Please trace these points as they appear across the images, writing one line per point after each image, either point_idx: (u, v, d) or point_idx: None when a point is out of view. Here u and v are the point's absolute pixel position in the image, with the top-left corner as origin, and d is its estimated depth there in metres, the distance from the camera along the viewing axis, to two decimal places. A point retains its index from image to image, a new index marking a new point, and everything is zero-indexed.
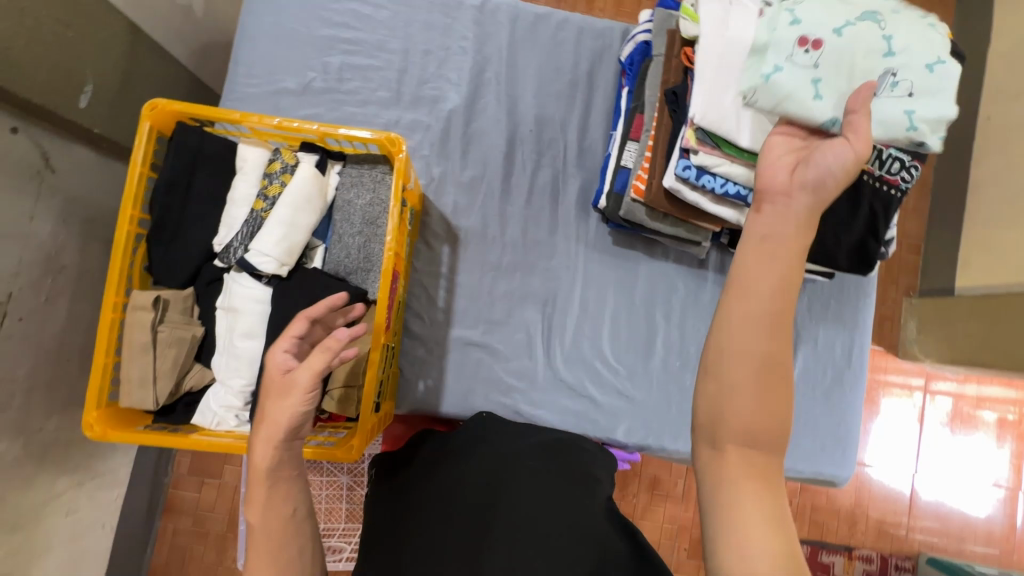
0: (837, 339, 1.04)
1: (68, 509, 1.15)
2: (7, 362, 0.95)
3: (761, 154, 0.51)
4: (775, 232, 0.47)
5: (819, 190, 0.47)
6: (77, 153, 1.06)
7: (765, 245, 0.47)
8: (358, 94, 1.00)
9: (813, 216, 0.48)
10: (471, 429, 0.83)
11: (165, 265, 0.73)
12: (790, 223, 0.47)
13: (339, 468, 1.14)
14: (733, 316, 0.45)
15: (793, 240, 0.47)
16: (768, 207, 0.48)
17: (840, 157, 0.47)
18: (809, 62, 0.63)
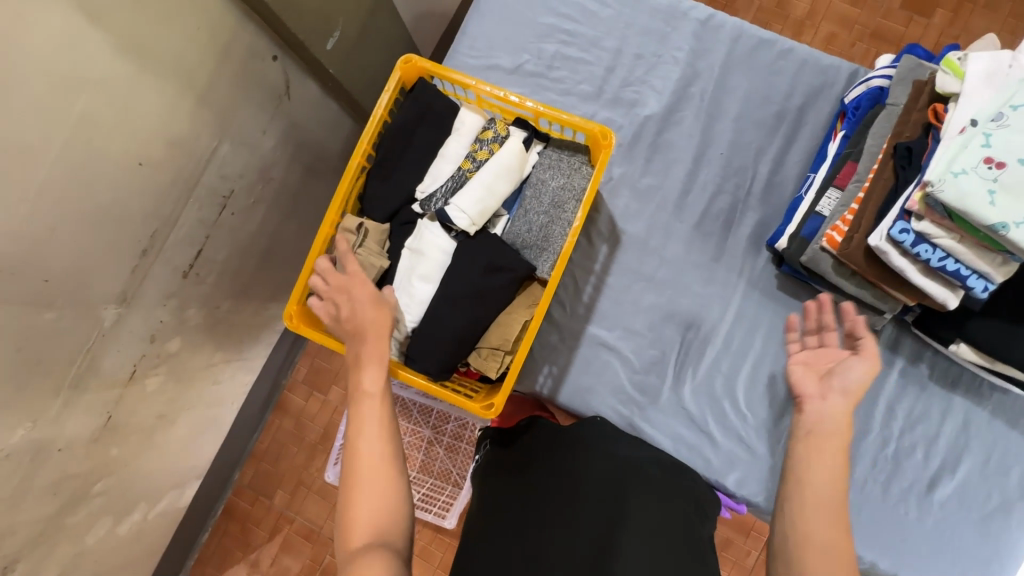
0: (1016, 464, 0.90)
1: (216, 379, 1.35)
2: (213, 244, 1.13)
3: (800, 374, 0.77)
4: (825, 424, 0.71)
5: (847, 394, 0.73)
6: (308, 86, 1.22)
7: (813, 441, 0.70)
8: (563, 83, 1.04)
9: (847, 413, 0.72)
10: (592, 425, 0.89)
11: (376, 198, 0.83)
12: (830, 421, 0.71)
13: (426, 421, 1.31)
14: (805, 513, 0.65)
15: (833, 436, 0.70)
16: (811, 407, 0.73)
17: (858, 373, 0.73)
18: (987, 176, 0.63)
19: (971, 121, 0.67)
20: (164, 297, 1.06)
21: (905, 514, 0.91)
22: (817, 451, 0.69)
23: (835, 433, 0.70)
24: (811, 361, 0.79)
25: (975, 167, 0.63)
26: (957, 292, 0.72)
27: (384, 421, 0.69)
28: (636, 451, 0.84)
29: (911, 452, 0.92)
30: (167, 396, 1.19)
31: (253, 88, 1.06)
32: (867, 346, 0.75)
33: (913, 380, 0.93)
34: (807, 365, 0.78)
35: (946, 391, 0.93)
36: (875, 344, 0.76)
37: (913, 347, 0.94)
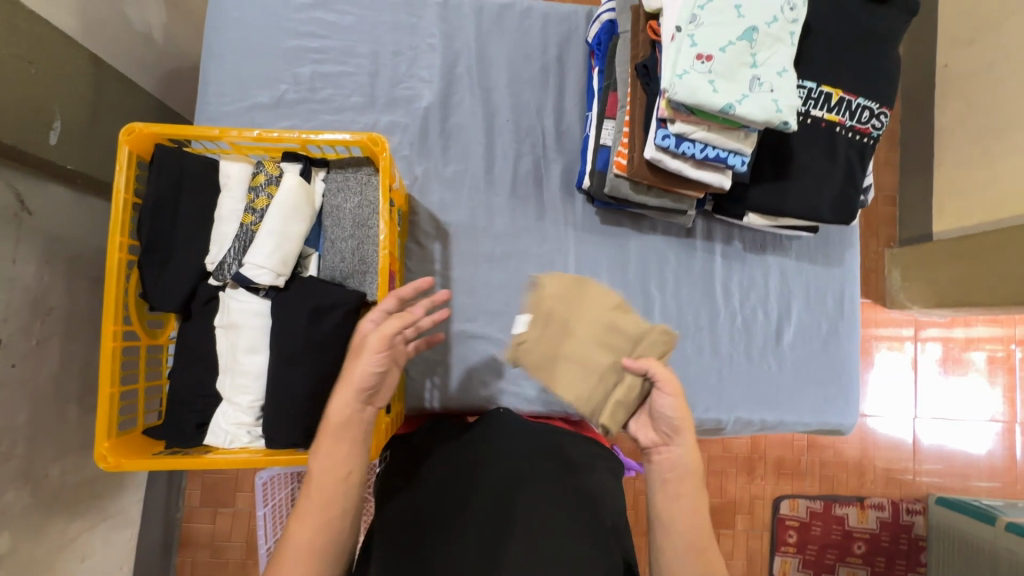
0: (828, 290, 1.07)
1: (83, 553, 1.13)
2: (5, 410, 0.94)
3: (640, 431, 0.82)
4: (677, 467, 0.75)
5: (674, 432, 0.75)
6: (51, 192, 1.04)
7: (667, 486, 0.74)
8: (332, 101, 1.00)
9: (690, 449, 0.75)
10: (484, 424, 0.84)
11: (159, 289, 0.73)
12: (679, 467, 0.75)
13: None
14: (672, 518, 0.72)
15: (686, 463, 0.75)
16: (660, 456, 0.77)
17: (670, 408, 0.75)
18: (702, 70, 0.71)
19: (676, 28, 0.74)
20: None
21: (769, 368, 1.03)
22: (681, 497, 0.74)
23: (682, 481, 0.74)
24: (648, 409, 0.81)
25: (691, 64, 0.71)
26: (726, 173, 0.82)
27: (346, 463, 0.63)
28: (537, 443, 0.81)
29: (754, 316, 1.05)
30: None
31: None
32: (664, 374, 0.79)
33: (734, 257, 1.06)
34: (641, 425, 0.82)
35: (760, 255, 1.06)
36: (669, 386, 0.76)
37: (723, 229, 1.06)
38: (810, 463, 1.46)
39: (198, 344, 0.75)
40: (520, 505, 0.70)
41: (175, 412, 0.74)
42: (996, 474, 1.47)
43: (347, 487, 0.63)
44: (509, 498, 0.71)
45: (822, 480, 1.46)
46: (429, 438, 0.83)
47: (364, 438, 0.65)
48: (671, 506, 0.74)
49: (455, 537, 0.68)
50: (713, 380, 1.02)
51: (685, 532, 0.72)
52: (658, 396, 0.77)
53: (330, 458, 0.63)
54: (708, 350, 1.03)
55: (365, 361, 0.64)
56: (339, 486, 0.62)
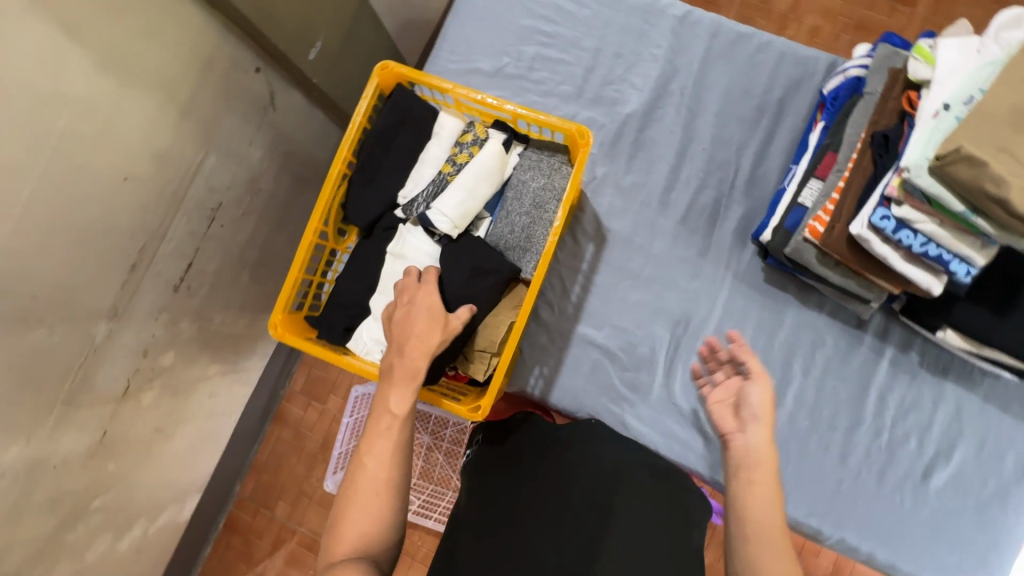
0: (1010, 448, 0.90)
1: (211, 392, 1.34)
2: (203, 257, 1.14)
3: (714, 416, 0.74)
4: (750, 456, 0.67)
5: (755, 418, 0.69)
6: (292, 97, 1.22)
7: (750, 476, 0.65)
8: (543, 84, 1.05)
9: (768, 440, 0.68)
10: (577, 427, 0.87)
11: (357, 205, 0.83)
12: (753, 455, 0.67)
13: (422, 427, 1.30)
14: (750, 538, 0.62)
15: (766, 461, 0.66)
16: (734, 443, 0.69)
17: (760, 394, 0.71)
18: None
19: (944, 106, 0.66)
20: (155, 311, 1.06)
21: (901, 503, 0.90)
22: (759, 494, 0.64)
23: (759, 471, 0.65)
24: (723, 397, 0.75)
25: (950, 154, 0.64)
26: (940, 278, 0.72)
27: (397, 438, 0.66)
28: (617, 454, 0.83)
29: (904, 442, 0.92)
30: (163, 409, 1.19)
31: (237, 101, 1.07)
32: (759, 366, 0.73)
33: (904, 368, 0.93)
34: (719, 403, 0.74)
35: (937, 378, 0.92)
36: (757, 361, 0.74)
37: (903, 334, 0.94)
38: None
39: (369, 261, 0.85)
40: (617, 507, 0.75)
41: (331, 310, 0.85)
42: None
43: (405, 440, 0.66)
44: (606, 501, 0.75)
45: None
46: (517, 424, 0.90)
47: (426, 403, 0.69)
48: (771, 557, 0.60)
49: (542, 534, 0.73)
50: (827, 488, 0.92)
51: (764, 541, 0.61)
52: (747, 387, 0.72)
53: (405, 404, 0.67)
54: (835, 455, 0.93)
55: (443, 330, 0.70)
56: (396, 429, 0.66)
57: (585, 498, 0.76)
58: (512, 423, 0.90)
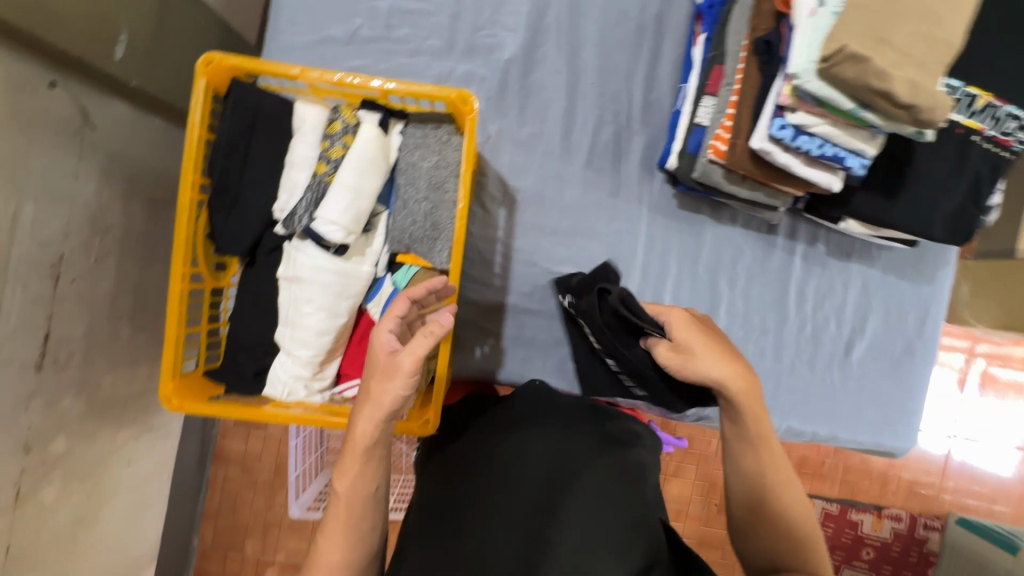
0: (909, 307, 1.00)
1: (128, 461, 1.17)
2: (63, 324, 0.93)
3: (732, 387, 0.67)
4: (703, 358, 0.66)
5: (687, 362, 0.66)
6: (113, 108, 0.99)
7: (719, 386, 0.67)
8: (408, 42, 0.93)
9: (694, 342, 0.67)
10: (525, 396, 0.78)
11: (228, 234, 0.71)
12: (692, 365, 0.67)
13: None
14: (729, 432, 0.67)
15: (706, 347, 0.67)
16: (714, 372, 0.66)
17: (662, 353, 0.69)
18: None
19: (819, 2, 0.64)
20: (23, 402, 0.87)
21: (831, 381, 0.98)
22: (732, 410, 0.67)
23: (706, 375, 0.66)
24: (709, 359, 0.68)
25: None
26: (838, 175, 0.74)
27: (355, 500, 0.60)
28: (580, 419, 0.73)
29: (825, 326, 0.98)
30: (75, 501, 1.02)
31: (38, 128, 0.83)
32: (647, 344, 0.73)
33: (815, 260, 0.99)
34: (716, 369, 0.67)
35: (843, 262, 0.99)
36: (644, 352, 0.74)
37: (809, 229, 0.98)
38: (835, 467, 1.43)
39: (263, 292, 0.74)
40: (567, 479, 0.64)
41: (236, 357, 0.74)
42: (1011, 501, 1.44)
43: (361, 510, 0.60)
44: (549, 476, 0.64)
45: (843, 484, 1.43)
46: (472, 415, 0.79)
47: (376, 471, 0.61)
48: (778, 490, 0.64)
49: (498, 519, 0.62)
50: (770, 386, 0.97)
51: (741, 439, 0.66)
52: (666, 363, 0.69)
53: (356, 469, 0.60)
54: (771, 354, 0.98)
55: (393, 387, 0.59)
56: (349, 512, 0.60)
57: (531, 469, 0.66)
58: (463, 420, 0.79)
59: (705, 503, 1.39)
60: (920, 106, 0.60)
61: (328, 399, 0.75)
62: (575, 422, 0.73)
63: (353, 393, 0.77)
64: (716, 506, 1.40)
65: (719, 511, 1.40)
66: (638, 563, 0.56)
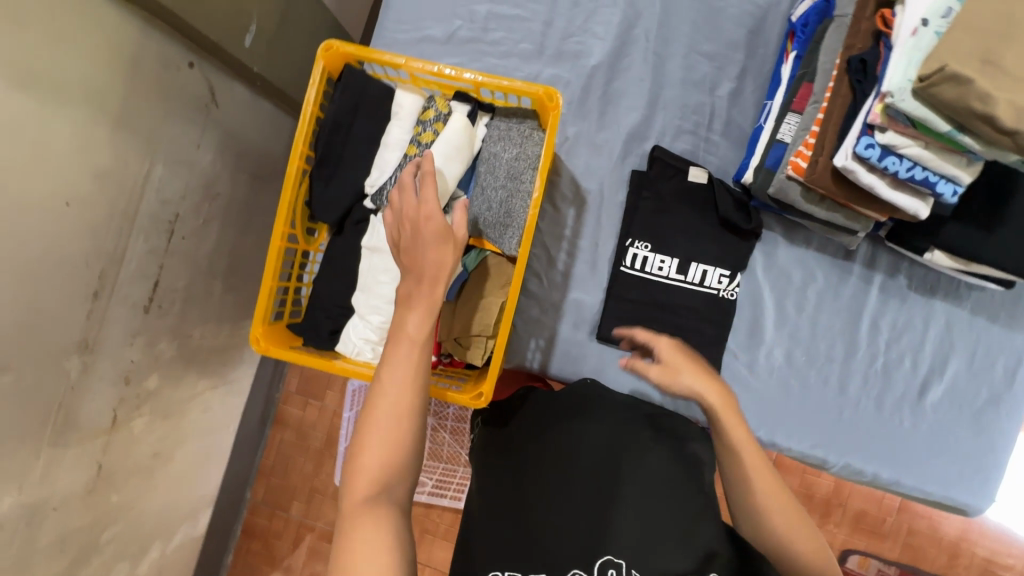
0: (999, 355, 0.93)
1: (204, 407, 1.29)
2: (169, 275, 1.05)
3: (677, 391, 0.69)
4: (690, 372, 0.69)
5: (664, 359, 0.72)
6: (236, 91, 1.11)
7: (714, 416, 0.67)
8: (501, 45, 0.98)
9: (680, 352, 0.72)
10: (579, 392, 0.81)
11: (324, 202, 0.79)
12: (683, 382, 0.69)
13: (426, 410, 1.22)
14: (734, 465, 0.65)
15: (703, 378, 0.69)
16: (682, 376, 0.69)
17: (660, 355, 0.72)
18: None
19: (922, 21, 0.63)
20: (130, 337, 0.99)
21: (901, 422, 0.93)
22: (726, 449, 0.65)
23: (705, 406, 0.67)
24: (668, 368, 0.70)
25: None
26: (926, 201, 0.71)
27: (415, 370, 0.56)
28: (629, 414, 0.77)
29: (899, 363, 0.93)
30: (158, 433, 1.14)
31: (174, 101, 0.96)
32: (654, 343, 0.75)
33: (893, 293, 0.94)
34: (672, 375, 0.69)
35: (926, 298, 0.94)
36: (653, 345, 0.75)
37: (890, 259, 0.94)
38: (897, 526, 1.33)
39: (346, 259, 0.82)
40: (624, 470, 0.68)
41: (314, 315, 0.82)
42: None
43: (411, 396, 0.55)
44: (607, 464, 0.68)
45: (906, 548, 1.32)
46: (521, 401, 0.82)
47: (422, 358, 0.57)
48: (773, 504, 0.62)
49: (563, 502, 0.65)
50: (831, 419, 0.93)
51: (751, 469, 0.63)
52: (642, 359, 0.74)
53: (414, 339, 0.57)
54: (835, 386, 0.94)
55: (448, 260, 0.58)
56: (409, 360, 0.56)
57: (590, 458, 0.69)
58: (512, 401, 0.83)
59: None
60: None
61: None
62: (624, 415, 0.76)
63: None
64: None
65: None
66: (697, 556, 0.59)
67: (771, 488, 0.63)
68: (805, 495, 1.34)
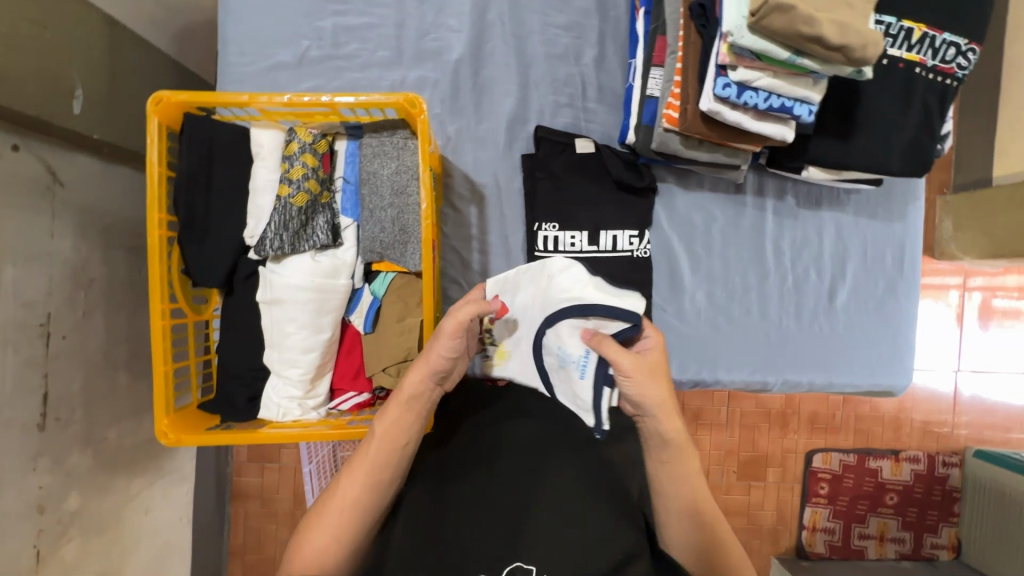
0: (887, 247, 1.01)
1: (144, 508, 1.16)
2: (60, 381, 0.93)
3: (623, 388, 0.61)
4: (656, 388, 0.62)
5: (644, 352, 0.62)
6: (80, 164, 0.99)
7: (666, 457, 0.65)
8: (357, 57, 0.94)
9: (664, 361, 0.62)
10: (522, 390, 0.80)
11: (201, 265, 0.72)
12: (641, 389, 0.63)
13: None
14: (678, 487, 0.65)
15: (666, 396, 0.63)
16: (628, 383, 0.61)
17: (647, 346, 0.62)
18: None
19: None
20: (29, 461, 0.87)
21: (820, 329, 0.99)
22: (676, 472, 0.65)
23: (665, 447, 0.64)
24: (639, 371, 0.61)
25: None
26: (789, 124, 0.75)
27: (384, 455, 0.64)
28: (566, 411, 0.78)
29: (806, 277, 1.00)
30: (97, 553, 1.01)
31: (11, 191, 0.84)
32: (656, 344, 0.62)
33: (786, 214, 1.00)
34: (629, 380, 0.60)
35: (814, 211, 1.00)
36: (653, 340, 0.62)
37: (776, 183, 0.99)
38: (846, 417, 1.43)
39: (246, 318, 0.76)
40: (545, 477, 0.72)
41: (228, 385, 0.76)
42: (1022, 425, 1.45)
43: (380, 484, 0.64)
44: (528, 472, 0.72)
45: (857, 434, 1.44)
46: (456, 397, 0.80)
47: (403, 454, 0.65)
48: (702, 532, 0.65)
49: (483, 519, 0.68)
50: (759, 342, 0.98)
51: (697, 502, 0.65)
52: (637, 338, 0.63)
53: (388, 423, 0.64)
54: (757, 312, 0.99)
55: (438, 345, 0.63)
56: (382, 448, 0.64)
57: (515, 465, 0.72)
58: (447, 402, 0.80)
59: (724, 471, 1.41)
60: (851, 45, 0.62)
61: (325, 415, 0.76)
62: (560, 413, 0.78)
63: (347, 406, 0.78)
64: (735, 473, 1.41)
65: (739, 478, 1.41)
66: (613, 559, 0.66)
67: (712, 527, 0.65)
68: (761, 413, 1.42)
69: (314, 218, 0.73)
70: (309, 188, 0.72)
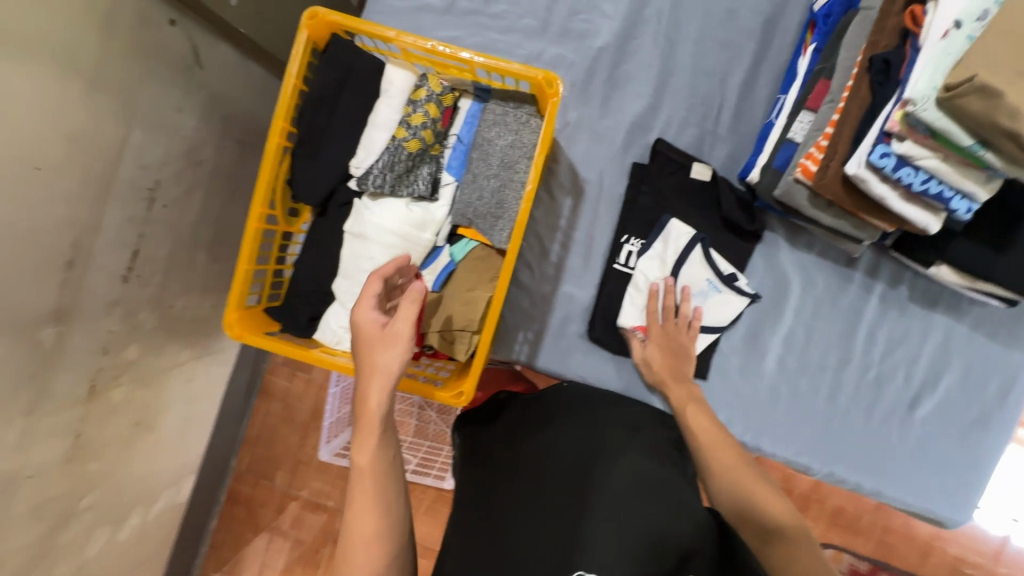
0: (994, 375, 0.91)
1: (187, 377, 1.22)
2: (151, 241, 0.98)
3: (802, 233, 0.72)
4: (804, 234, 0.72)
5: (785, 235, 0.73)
6: (221, 50, 1.03)
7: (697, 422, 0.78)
8: (503, 19, 0.92)
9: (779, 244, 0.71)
10: (560, 400, 0.81)
11: (305, 181, 0.75)
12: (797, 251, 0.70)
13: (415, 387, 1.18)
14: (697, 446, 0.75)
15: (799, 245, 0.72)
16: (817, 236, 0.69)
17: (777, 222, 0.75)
18: None
19: (954, 23, 0.59)
20: (107, 306, 0.92)
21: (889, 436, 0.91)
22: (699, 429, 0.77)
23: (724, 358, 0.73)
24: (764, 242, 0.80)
25: None
26: (938, 215, 0.68)
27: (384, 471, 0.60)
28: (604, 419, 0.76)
29: (892, 376, 0.92)
30: (138, 403, 1.07)
31: (155, 57, 0.88)
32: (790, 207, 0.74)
33: (894, 303, 0.92)
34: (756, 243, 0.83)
35: (926, 310, 0.91)
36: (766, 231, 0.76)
37: (893, 269, 0.91)
38: (871, 523, 1.30)
39: (331, 241, 0.78)
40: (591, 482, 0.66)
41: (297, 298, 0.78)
42: None
43: (393, 507, 0.59)
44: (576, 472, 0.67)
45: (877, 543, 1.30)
46: (502, 407, 0.82)
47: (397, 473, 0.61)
48: (732, 482, 0.68)
49: (533, 520, 0.63)
50: (818, 428, 0.92)
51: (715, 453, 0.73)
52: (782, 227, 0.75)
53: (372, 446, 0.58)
54: (824, 395, 0.92)
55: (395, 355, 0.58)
56: (376, 475, 0.59)
57: (562, 466, 0.68)
58: (493, 407, 0.83)
59: None
60: None
61: None
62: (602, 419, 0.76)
63: None
64: None
65: None
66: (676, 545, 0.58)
67: (741, 472, 0.69)
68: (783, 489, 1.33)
69: (419, 166, 0.74)
70: (423, 136, 0.73)
